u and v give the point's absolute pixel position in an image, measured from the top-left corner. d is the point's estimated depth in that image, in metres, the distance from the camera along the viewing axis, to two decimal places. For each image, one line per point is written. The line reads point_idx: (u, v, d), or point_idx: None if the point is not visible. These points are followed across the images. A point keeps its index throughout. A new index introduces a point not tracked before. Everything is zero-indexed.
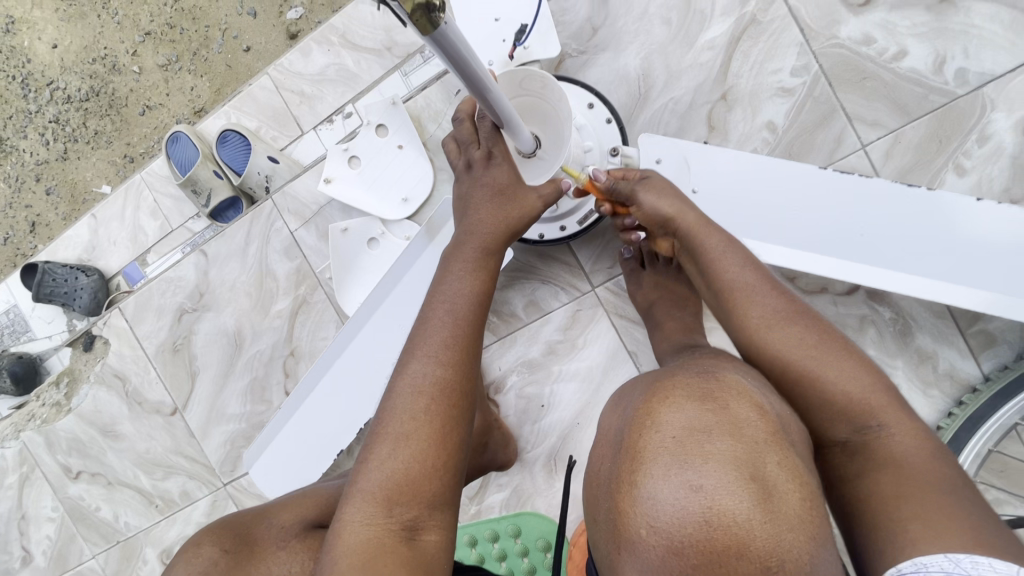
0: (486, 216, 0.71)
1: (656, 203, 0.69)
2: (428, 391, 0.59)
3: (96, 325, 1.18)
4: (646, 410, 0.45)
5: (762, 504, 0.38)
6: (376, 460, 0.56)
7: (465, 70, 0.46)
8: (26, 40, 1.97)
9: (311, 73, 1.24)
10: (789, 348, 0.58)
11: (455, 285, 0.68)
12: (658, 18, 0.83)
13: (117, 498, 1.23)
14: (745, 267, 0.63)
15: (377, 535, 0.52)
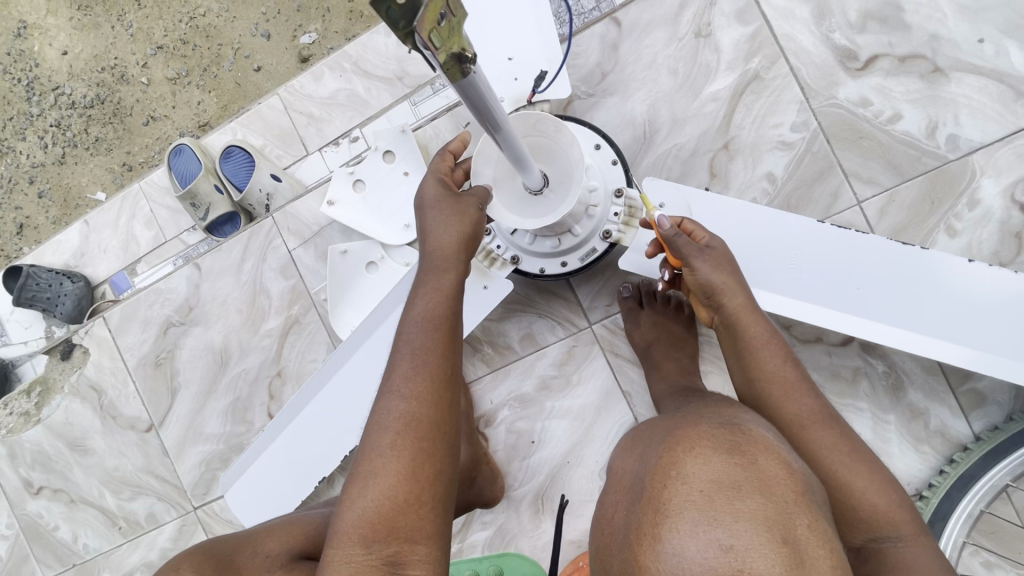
0: (443, 226, 0.66)
1: (710, 274, 0.67)
2: (403, 428, 0.55)
3: (75, 334, 1.15)
4: (671, 459, 0.44)
5: (792, 569, 0.37)
6: (355, 496, 0.54)
7: (483, 112, 0.48)
8: (36, 45, 1.98)
9: (321, 96, 1.26)
10: (822, 450, 0.59)
11: (420, 305, 0.64)
12: (666, 68, 0.86)
13: (78, 517, 1.17)
14: (779, 351, 0.64)
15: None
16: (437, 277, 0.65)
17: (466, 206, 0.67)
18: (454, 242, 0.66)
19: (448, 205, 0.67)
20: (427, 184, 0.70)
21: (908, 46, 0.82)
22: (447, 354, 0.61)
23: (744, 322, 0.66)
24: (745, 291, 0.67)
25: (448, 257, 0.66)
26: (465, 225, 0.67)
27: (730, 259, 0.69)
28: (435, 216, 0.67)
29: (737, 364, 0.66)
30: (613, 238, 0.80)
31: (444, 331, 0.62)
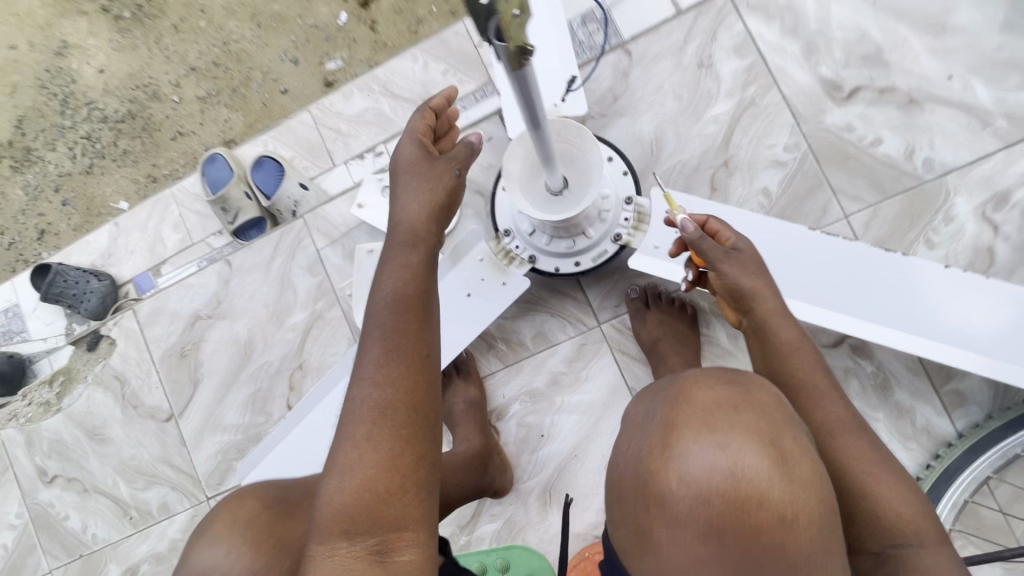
0: (416, 201, 0.71)
1: (740, 278, 0.72)
2: (377, 415, 0.59)
3: (104, 326, 1.20)
4: (679, 388, 0.50)
5: (778, 467, 0.43)
6: (332, 491, 0.56)
7: (526, 94, 0.52)
8: (74, 63, 2.09)
9: (350, 114, 1.36)
10: (848, 458, 0.64)
11: (389, 281, 0.68)
12: (672, 94, 0.96)
13: (90, 506, 1.20)
14: (814, 361, 0.70)
15: (344, 567, 0.53)
16: (405, 257, 0.70)
17: (441, 174, 0.73)
18: (425, 212, 0.72)
19: (423, 170, 0.73)
20: (400, 151, 0.74)
21: (886, 81, 0.92)
22: (420, 335, 0.65)
23: (776, 328, 0.71)
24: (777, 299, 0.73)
25: (418, 226, 0.71)
26: (437, 192, 0.72)
27: (758, 265, 0.74)
28: (410, 181, 0.72)
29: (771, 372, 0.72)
30: (624, 241, 0.88)
31: (416, 310, 0.66)
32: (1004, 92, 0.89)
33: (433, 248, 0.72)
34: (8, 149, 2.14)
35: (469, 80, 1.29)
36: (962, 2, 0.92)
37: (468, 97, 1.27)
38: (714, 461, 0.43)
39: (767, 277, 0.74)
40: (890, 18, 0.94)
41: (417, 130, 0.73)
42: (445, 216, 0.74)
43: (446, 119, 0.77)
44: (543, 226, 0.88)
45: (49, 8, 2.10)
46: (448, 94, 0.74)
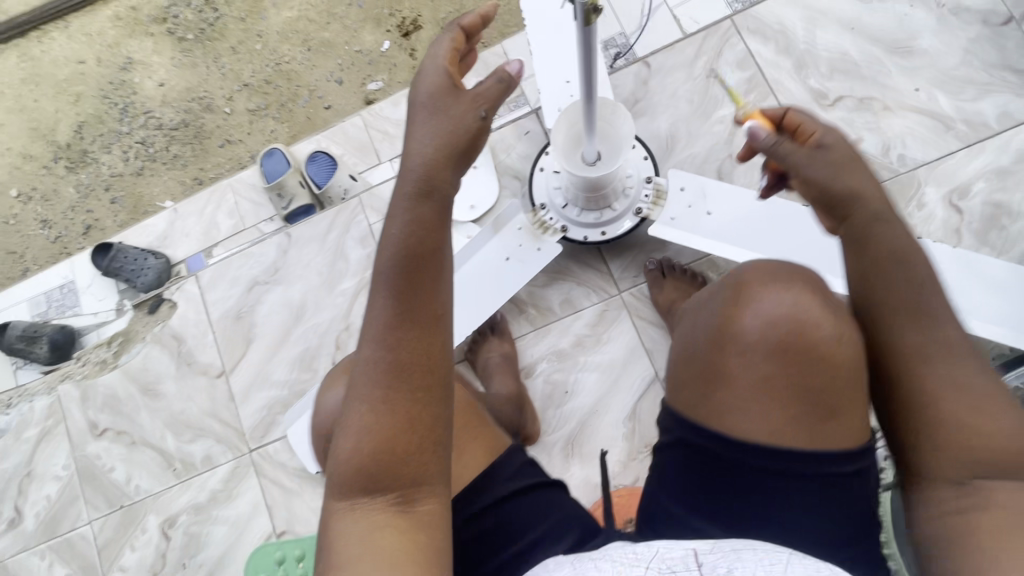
0: (428, 135, 0.63)
1: (824, 179, 0.64)
2: (392, 378, 0.56)
3: (166, 290, 1.32)
4: (742, 268, 0.71)
5: (825, 306, 0.64)
6: (345, 449, 0.56)
7: (586, 49, 0.65)
8: (137, 77, 2.28)
9: (396, 119, 1.53)
10: (932, 389, 0.58)
11: (396, 231, 0.60)
12: (684, 98, 1.14)
13: (136, 459, 1.27)
14: (917, 279, 0.60)
15: (362, 518, 0.54)
16: (417, 210, 0.61)
17: (463, 114, 0.63)
18: (440, 148, 0.62)
19: (442, 106, 0.64)
20: (422, 78, 0.65)
21: (865, 93, 1.10)
22: (433, 290, 0.59)
23: (880, 230, 0.62)
24: (880, 203, 0.63)
25: (432, 172, 0.61)
26: (457, 136, 0.63)
27: (850, 164, 0.64)
28: (426, 118, 0.64)
29: (864, 286, 0.62)
30: (644, 214, 1.03)
31: (427, 266, 0.59)
32: (962, 102, 1.07)
33: (449, 197, 0.63)
34: (64, 151, 2.30)
35: None
36: (923, 32, 1.11)
37: None
38: (784, 301, 0.65)
39: (864, 173, 0.65)
40: (867, 44, 1.12)
41: (441, 59, 0.65)
42: (465, 160, 0.64)
43: (467, 46, 0.70)
44: (576, 198, 1.04)
45: (119, 29, 2.31)
46: (473, 19, 0.67)
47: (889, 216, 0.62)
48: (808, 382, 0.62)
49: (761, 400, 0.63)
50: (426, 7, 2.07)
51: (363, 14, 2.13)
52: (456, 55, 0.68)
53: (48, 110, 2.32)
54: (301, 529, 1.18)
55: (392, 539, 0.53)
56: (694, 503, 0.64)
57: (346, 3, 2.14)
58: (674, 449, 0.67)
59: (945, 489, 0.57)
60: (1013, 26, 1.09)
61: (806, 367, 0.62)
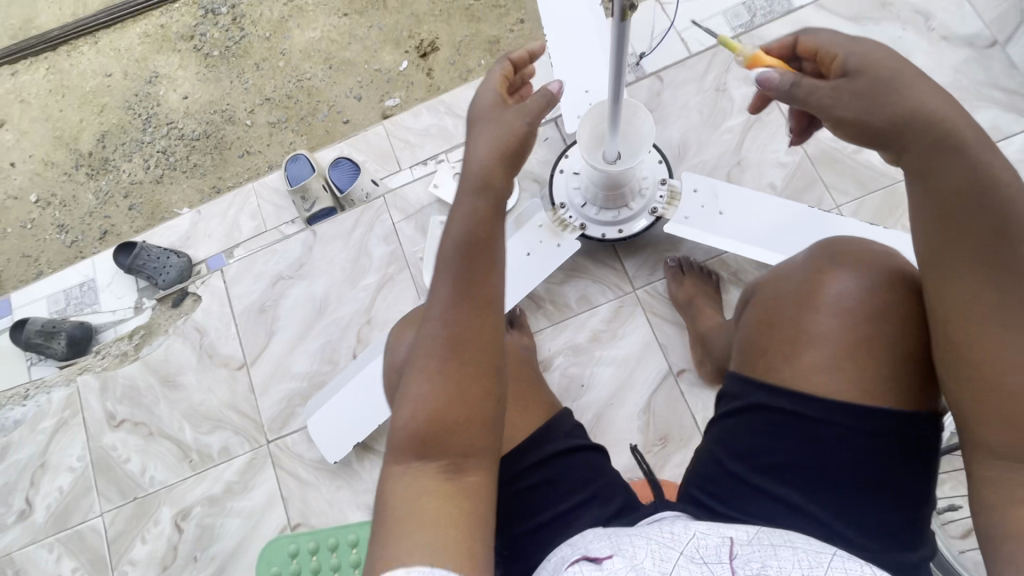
0: (485, 142, 0.69)
1: (860, 110, 0.58)
2: (447, 352, 0.60)
3: (191, 284, 1.36)
4: (824, 248, 0.72)
5: (906, 282, 0.65)
6: (404, 417, 0.60)
7: (618, 48, 0.71)
8: (161, 90, 2.37)
9: (417, 129, 1.61)
10: (1004, 356, 0.53)
11: (459, 227, 0.65)
12: (695, 110, 1.21)
13: (152, 450, 1.28)
14: (1001, 224, 0.52)
15: (417, 481, 0.58)
16: (475, 203, 0.66)
17: (512, 121, 0.70)
18: (497, 156, 0.68)
19: (496, 117, 0.71)
20: (482, 94, 0.74)
21: None
22: (489, 276, 0.64)
23: (961, 162, 0.54)
24: (954, 130, 0.55)
25: (489, 171, 0.67)
26: (508, 141, 0.69)
27: (904, 85, 0.57)
28: (481, 126, 0.71)
29: (937, 230, 0.55)
30: (660, 213, 1.09)
31: (483, 252, 0.64)
32: None
33: (504, 195, 0.68)
34: (86, 159, 2.36)
35: None
36: (915, 54, 1.20)
37: None
38: (864, 277, 0.66)
39: (912, 90, 0.56)
40: None
41: (493, 85, 0.74)
42: (516, 161, 0.70)
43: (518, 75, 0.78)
44: (595, 197, 1.09)
45: (147, 45, 2.41)
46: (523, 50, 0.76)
47: (969, 145, 0.54)
48: (875, 356, 0.63)
49: (837, 364, 0.64)
50: (444, 29, 2.17)
51: (382, 35, 2.23)
52: (506, 82, 0.76)
53: (73, 120, 2.39)
54: (316, 522, 1.18)
55: (437, 504, 0.56)
56: (755, 464, 0.66)
57: (367, 25, 2.25)
58: (738, 414, 0.69)
59: (1008, 464, 0.54)
60: (997, 49, 1.18)
61: (880, 343, 0.63)
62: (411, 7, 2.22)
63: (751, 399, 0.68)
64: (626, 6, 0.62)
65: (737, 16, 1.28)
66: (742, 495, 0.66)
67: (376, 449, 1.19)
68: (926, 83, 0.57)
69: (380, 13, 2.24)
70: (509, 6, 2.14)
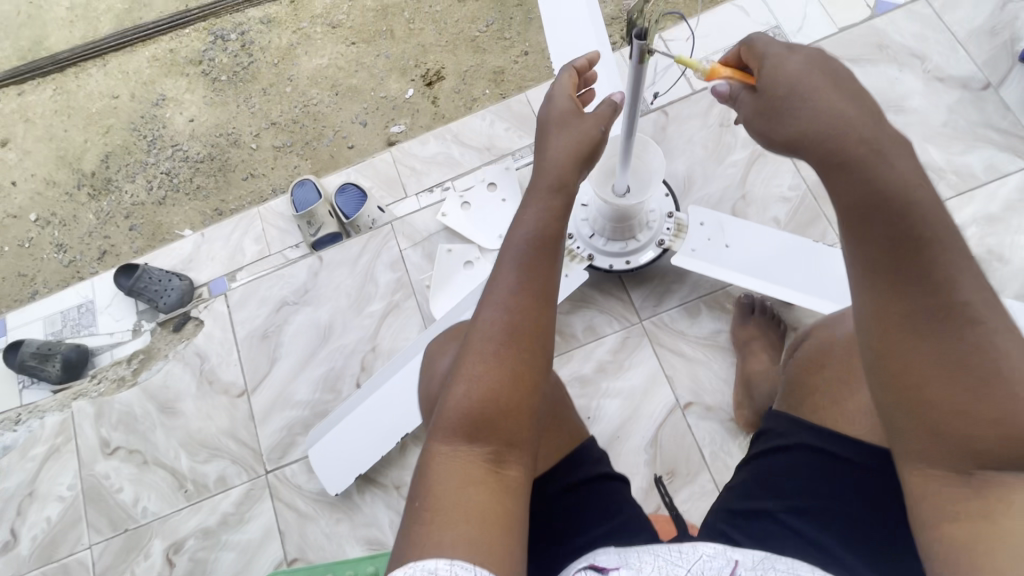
0: (560, 146, 0.83)
1: (773, 128, 0.62)
2: (505, 338, 0.68)
3: (194, 309, 1.35)
4: None
5: None
6: (459, 396, 0.66)
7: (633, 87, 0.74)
8: (168, 113, 2.39)
9: (423, 156, 1.62)
10: (916, 362, 0.54)
11: (529, 224, 0.79)
12: (700, 144, 1.24)
13: (146, 479, 1.25)
14: (912, 234, 0.54)
15: (465, 458, 0.63)
16: (548, 201, 0.81)
17: (589, 128, 0.84)
18: (568, 155, 0.83)
19: (570, 124, 0.85)
20: (558, 99, 0.86)
21: None
22: (544, 278, 0.74)
23: (866, 173, 0.56)
24: (845, 145, 0.57)
25: (562, 174, 0.82)
26: (583, 143, 0.84)
27: (809, 94, 0.60)
28: (561, 130, 0.84)
29: (857, 243, 0.57)
30: (667, 245, 1.10)
31: (548, 251, 0.77)
32: (952, 155, 1.17)
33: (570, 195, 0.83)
34: (88, 179, 2.36)
35: (526, 136, 1.59)
36: (912, 94, 1.24)
37: (525, 149, 1.57)
38: None
39: (808, 109, 0.59)
40: None
41: (566, 87, 0.87)
42: (586, 162, 0.85)
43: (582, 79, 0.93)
44: (603, 228, 1.10)
45: (155, 69, 2.44)
46: (584, 59, 0.90)
47: (863, 167, 0.56)
48: None
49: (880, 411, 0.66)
50: (450, 59, 2.22)
51: (389, 63, 2.27)
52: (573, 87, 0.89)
53: (77, 140, 2.40)
54: (313, 556, 1.14)
55: (481, 490, 0.61)
56: (790, 497, 0.65)
57: (374, 53, 2.29)
58: (778, 452, 0.69)
59: (933, 473, 0.53)
60: (991, 91, 1.22)
61: None
62: (418, 37, 2.27)
63: (793, 439, 0.69)
64: (647, 48, 0.64)
65: None
66: (770, 529, 0.64)
67: (378, 481, 1.17)
68: (823, 96, 0.59)
69: (388, 42, 2.29)
70: (514, 38, 2.19)
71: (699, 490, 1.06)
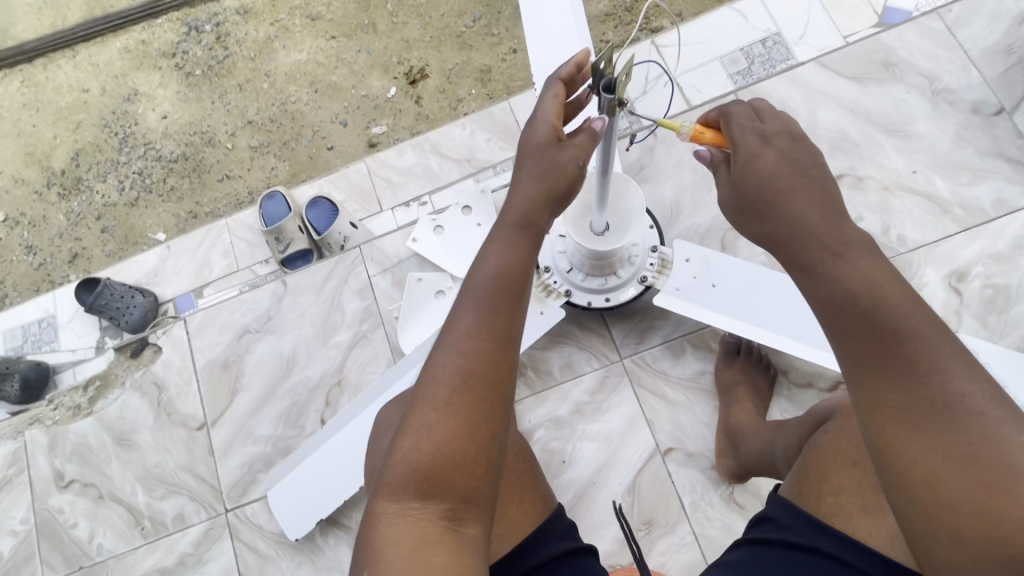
0: (527, 188, 0.70)
1: (749, 226, 0.62)
2: (458, 384, 0.57)
3: (152, 334, 1.29)
4: None
5: None
6: (407, 450, 0.55)
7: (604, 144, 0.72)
8: (140, 108, 2.02)
9: (400, 167, 1.53)
10: (917, 457, 0.47)
11: (496, 261, 0.66)
12: (689, 168, 1.15)
13: (102, 515, 1.19)
14: (884, 327, 0.51)
15: (415, 525, 0.53)
16: (513, 239, 0.69)
17: (564, 162, 0.70)
18: (541, 197, 0.71)
19: (546, 157, 0.70)
20: (534, 129, 0.71)
21: (864, 170, 1.13)
22: (510, 318, 0.63)
23: (828, 274, 0.55)
24: (808, 235, 0.57)
25: (531, 210, 0.70)
26: (559, 180, 0.71)
27: (779, 197, 0.59)
28: (529, 166, 0.71)
29: (834, 338, 0.54)
30: (649, 282, 1.03)
31: (517, 290, 0.65)
32: (958, 186, 1.10)
33: (543, 232, 0.72)
34: (58, 178, 2.01)
35: (509, 148, 1.49)
36: (918, 117, 1.15)
37: (507, 162, 1.48)
38: None
39: (791, 208, 0.58)
40: (863, 123, 1.17)
41: (551, 111, 0.71)
42: (561, 200, 0.73)
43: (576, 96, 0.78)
44: (581, 264, 1.03)
45: (127, 61, 2.06)
46: (569, 70, 0.73)
47: (819, 266, 0.56)
48: None
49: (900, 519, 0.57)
50: (435, 56, 1.87)
51: (370, 60, 1.91)
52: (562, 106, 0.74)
53: (46, 136, 2.05)
54: None
55: (438, 556, 0.51)
56: None
57: (355, 48, 1.93)
58: (782, 544, 0.61)
59: None
60: (1003, 116, 1.13)
61: None
62: (401, 31, 1.91)
63: (805, 539, 0.60)
64: (615, 101, 0.66)
65: (734, 63, 1.27)
66: None
67: (342, 523, 1.12)
68: (795, 194, 0.58)
69: (370, 36, 1.93)
70: (503, 34, 1.85)
71: (677, 543, 0.99)
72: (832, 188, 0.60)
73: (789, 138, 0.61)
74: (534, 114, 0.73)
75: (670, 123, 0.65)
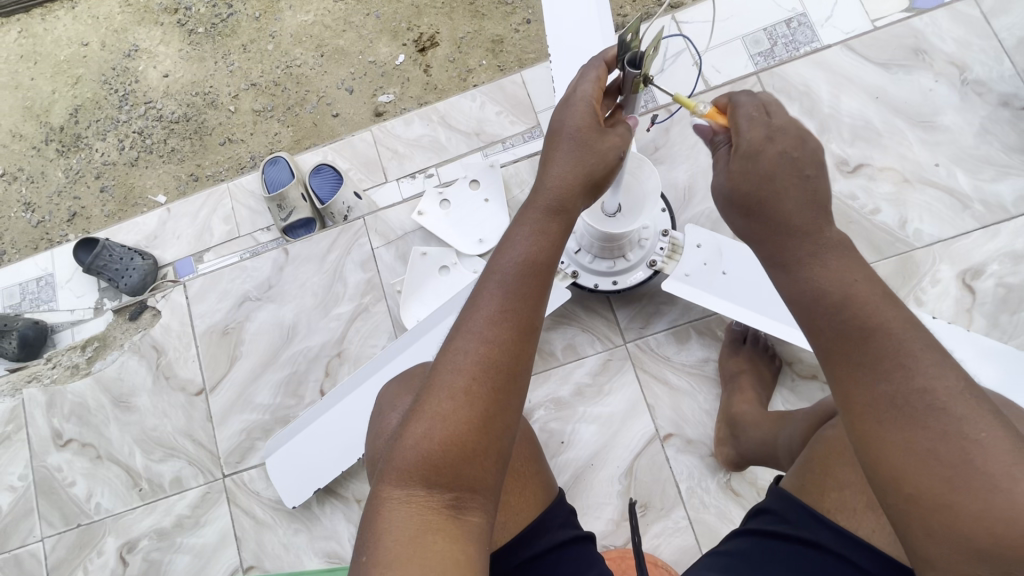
0: (568, 169, 0.67)
1: (737, 221, 0.61)
2: (478, 372, 0.56)
3: (151, 297, 1.28)
4: None
5: None
6: (418, 436, 0.54)
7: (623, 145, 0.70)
8: (141, 65, 1.95)
9: (407, 137, 1.49)
10: (887, 454, 0.46)
11: (524, 247, 0.64)
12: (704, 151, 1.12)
13: (100, 474, 1.19)
14: (850, 325, 0.50)
15: (421, 512, 0.52)
16: (542, 225, 0.66)
17: (604, 149, 0.68)
18: (573, 182, 0.67)
19: (581, 141, 0.67)
20: (570, 114, 0.68)
21: (883, 159, 1.10)
22: (533, 308, 0.61)
23: (805, 274, 0.54)
24: (790, 233, 0.56)
25: (565, 197, 0.67)
26: (595, 167, 0.68)
27: (770, 193, 0.57)
28: (562, 150, 0.67)
29: (808, 335, 0.54)
30: (658, 266, 1.01)
31: (542, 278, 0.63)
32: (981, 182, 1.07)
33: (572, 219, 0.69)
34: (57, 134, 1.96)
35: (518, 122, 1.45)
36: (944, 108, 1.12)
37: (516, 137, 1.44)
38: None
39: (802, 212, 0.56)
40: (888, 112, 1.13)
41: (588, 97, 0.68)
42: (591, 187, 0.69)
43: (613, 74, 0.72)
44: (590, 245, 1.00)
45: (127, 14, 1.99)
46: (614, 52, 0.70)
47: (802, 263, 0.55)
48: None
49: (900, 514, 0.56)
50: (446, 23, 1.80)
51: (379, 24, 1.84)
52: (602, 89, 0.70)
53: (44, 90, 1.99)
54: (269, 565, 1.10)
55: (438, 544, 0.50)
56: None
57: (364, 11, 1.86)
58: (784, 537, 0.60)
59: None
60: None
61: None
62: None
63: (808, 533, 0.59)
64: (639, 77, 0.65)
65: (756, 43, 1.23)
66: None
67: (338, 493, 1.12)
68: (801, 192, 0.56)
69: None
70: (518, 3, 1.78)
71: (672, 526, 0.99)
72: (826, 185, 0.57)
73: (796, 130, 0.58)
74: (567, 96, 0.70)
75: (682, 97, 0.63)
